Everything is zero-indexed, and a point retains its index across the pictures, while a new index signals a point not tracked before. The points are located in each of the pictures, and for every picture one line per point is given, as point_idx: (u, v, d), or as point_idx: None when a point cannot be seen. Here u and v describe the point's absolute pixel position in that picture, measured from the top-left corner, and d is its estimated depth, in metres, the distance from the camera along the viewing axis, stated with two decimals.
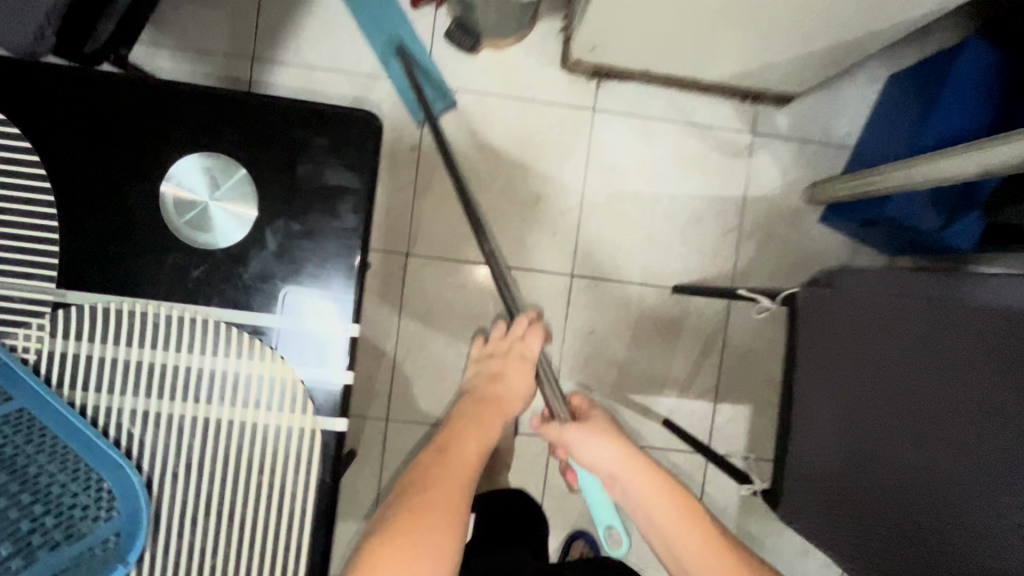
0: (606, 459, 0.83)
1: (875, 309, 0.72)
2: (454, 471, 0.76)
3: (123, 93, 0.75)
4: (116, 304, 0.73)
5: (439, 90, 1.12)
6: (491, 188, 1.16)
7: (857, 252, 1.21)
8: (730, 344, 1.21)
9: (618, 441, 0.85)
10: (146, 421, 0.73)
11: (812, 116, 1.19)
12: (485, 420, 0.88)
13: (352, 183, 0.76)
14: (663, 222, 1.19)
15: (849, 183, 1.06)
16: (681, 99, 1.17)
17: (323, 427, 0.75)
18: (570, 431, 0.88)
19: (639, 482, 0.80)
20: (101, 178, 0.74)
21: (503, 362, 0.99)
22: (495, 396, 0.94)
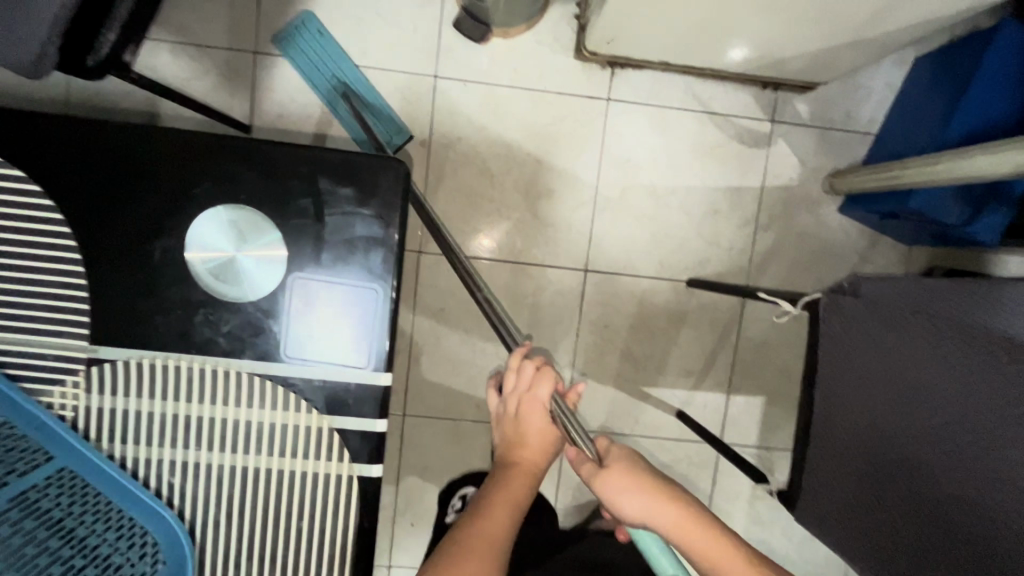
0: (642, 512, 0.65)
1: (895, 326, 0.73)
2: (487, 540, 0.63)
3: (144, 144, 0.73)
4: (149, 359, 0.74)
5: (392, 126, 1.08)
6: (504, 184, 1.13)
7: (875, 243, 1.19)
8: (744, 337, 1.20)
9: (656, 492, 0.66)
10: (176, 435, 0.74)
11: (833, 102, 1.15)
12: (506, 483, 0.70)
13: (376, 219, 0.75)
14: (679, 215, 1.17)
15: (873, 175, 1.04)
16: (700, 87, 1.14)
17: (361, 474, 0.76)
18: (608, 479, 0.67)
19: (692, 540, 0.64)
20: (125, 231, 0.73)
21: (516, 421, 0.74)
22: (518, 462, 0.72)
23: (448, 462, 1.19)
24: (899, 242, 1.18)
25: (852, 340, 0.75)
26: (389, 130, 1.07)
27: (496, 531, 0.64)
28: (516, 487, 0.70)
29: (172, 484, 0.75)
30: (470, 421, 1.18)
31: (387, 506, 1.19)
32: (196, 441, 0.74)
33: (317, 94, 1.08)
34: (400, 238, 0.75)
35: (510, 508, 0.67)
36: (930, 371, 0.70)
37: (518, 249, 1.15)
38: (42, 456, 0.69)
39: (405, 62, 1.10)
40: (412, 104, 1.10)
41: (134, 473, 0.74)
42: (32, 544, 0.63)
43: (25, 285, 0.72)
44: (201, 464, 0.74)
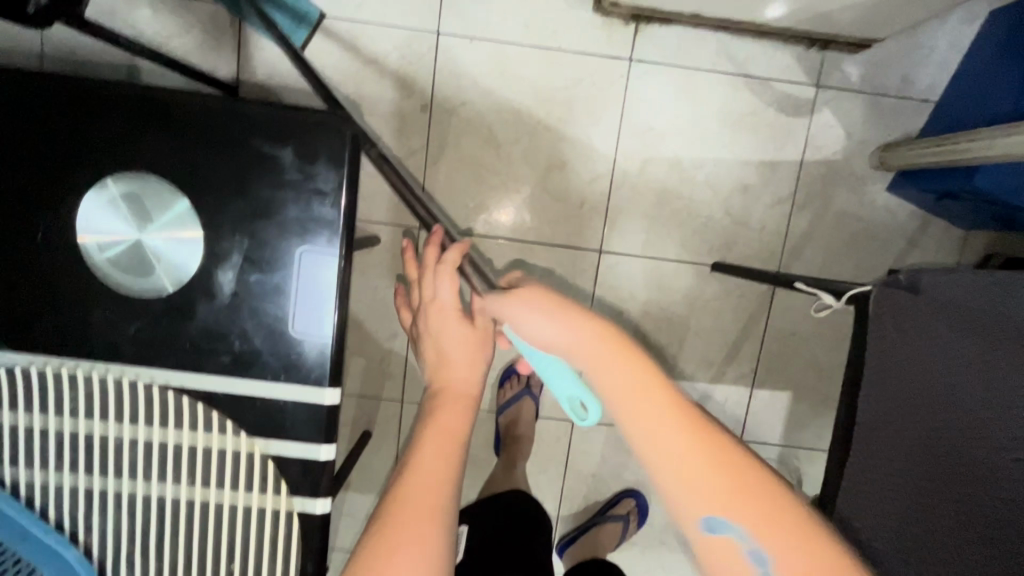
0: (546, 335, 0.54)
1: (956, 313, 0.63)
2: (416, 491, 0.55)
3: (26, 100, 0.59)
4: (44, 369, 0.62)
5: (295, 15, 0.96)
6: (511, 154, 1.03)
7: (927, 225, 1.06)
8: (772, 327, 1.10)
9: (567, 311, 0.54)
10: (104, 457, 0.63)
11: (889, 64, 1.01)
12: (439, 412, 0.63)
13: (315, 192, 0.62)
14: (704, 191, 1.05)
15: (932, 148, 0.91)
16: (734, 46, 1.00)
17: (302, 509, 0.65)
18: (507, 302, 0.58)
19: (610, 373, 0.50)
20: (8, 210, 0.60)
21: (424, 324, 0.71)
22: (441, 383, 0.66)
23: None
24: (955, 226, 1.05)
25: (911, 344, 0.64)
26: (290, 23, 0.96)
27: (428, 479, 0.56)
28: (450, 419, 0.62)
29: (99, 515, 0.64)
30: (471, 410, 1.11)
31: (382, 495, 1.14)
32: (111, 467, 0.63)
33: None
34: (343, 216, 0.62)
35: (447, 447, 0.59)
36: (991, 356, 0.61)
37: (525, 226, 1.05)
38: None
39: (404, 17, 0.99)
40: (411, 64, 1.00)
41: (28, 502, 0.64)
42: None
43: None
44: (113, 490, 0.64)
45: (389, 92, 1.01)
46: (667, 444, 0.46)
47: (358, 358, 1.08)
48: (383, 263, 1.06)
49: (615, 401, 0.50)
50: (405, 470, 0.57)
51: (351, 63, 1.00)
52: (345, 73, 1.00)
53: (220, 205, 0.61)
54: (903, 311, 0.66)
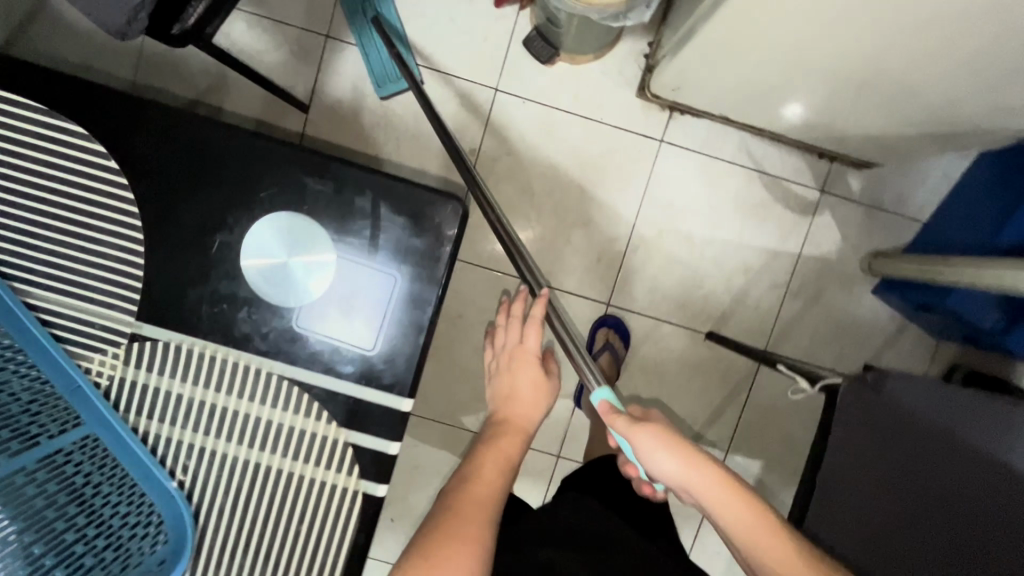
0: (671, 473, 0.62)
1: (910, 427, 0.71)
2: (477, 495, 0.71)
3: (219, 142, 0.79)
4: (187, 344, 0.79)
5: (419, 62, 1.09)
6: (543, 205, 1.14)
7: (904, 328, 1.17)
8: (753, 399, 1.19)
9: (707, 469, 0.60)
10: (206, 418, 0.78)
11: (888, 183, 1.14)
12: (500, 441, 0.82)
13: (421, 245, 0.80)
14: (710, 266, 1.16)
15: (911, 264, 1.03)
16: (754, 144, 1.13)
17: (367, 491, 0.80)
18: (635, 436, 0.65)
19: (737, 520, 0.57)
20: (189, 221, 0.79)
21: (508, 367, 0.92)
22: (509, 415, 0.87)
23: (440, 465, 1.20)
24: (929, 334, 1.16)
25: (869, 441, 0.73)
26: (389, 75, 1.08)
27: (489, 488, 0.73)
28: (509, 448, 0.81)
29: (199, 464, 0.79)
30: (468, 430, 1.20)
31: None
32: (218, 430, 0.79)
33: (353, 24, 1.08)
34: (445, 274, 0.80)
35: (502, 468, 0.78)
36: (931, 471, 0.68)
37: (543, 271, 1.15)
38: (70, 420, 0.75)
39: (467, 70, 1.11)
40: (468, 112, 1.12)
41: (150, 447, 0.79)
42: (52, 508, 0.69)
43: (97, 259, 0.78)
44: (220, 450, 0.79)
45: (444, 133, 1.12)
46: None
47: None
48: None
49: (743, 540, 0.57)
50: (472, 482, 0.74)
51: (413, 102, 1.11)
52: (408, 110, 1.12)
53: (348, 241, 0.79)
54: (867, 410, 0.75)
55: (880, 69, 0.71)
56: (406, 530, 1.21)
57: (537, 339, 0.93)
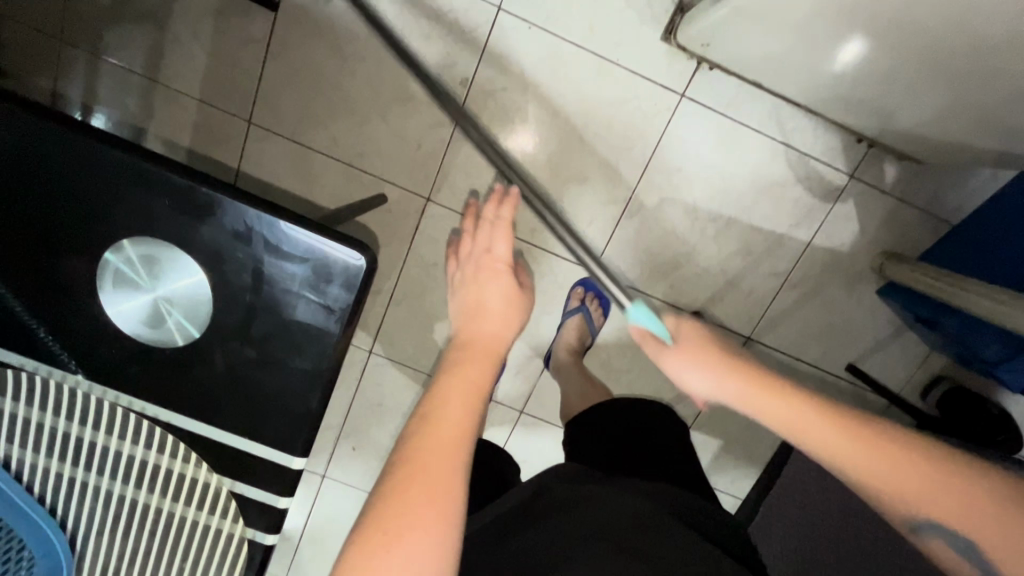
0: (698, 386, 0.61)
1: None
2: (438, 447, 0.54)
3: None
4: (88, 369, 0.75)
5: None
6: (537, 155, 1.01)
7: (900, 333, 1.11)
8: None
9: (695, 347, 0.63)
10: (76, 452, 0.66)
11: (924, 178, 1.02)
12: (465, 364, 0.63)
13: None
14: (711, 244, 1.07)
15: (919, 274, 0.95)
16: (787, 112, 0.98)
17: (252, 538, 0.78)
18: (645, 344, 0.67)
19: (776, 409, 0.55)
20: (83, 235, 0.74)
21: (472, 281, 0.74)
22: (472, 336, 0.67)
23: (403, 405, 1.20)
24: (924, 342, 1.10)
25: None
26: None
27: (451, 423, 0.56)
28: (476, 372, 0.63)
29: (73, 500, 0.66)
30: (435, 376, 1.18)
31: (333, 426, 1.22)
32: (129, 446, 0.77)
33: None
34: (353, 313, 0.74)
35: (471, 398, 0.60)
36: None
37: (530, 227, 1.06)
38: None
39: None
40: (464, 34, 0.95)
41: (27, 485, 0.65)
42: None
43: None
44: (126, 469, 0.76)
45: (433, 55, 0.96)
46: (818, 434, 0.53)
47: None
48: (383, 221, 1.07)
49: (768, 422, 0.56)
50: (432, 417, 0.57)
51: (402, 12, 0.94)
52: (395, 22, 0.95)
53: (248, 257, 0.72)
54: None
55: (981, 43, 0.59)
56: (366, 459, 1.25)
57: (507, 245, 0.77)
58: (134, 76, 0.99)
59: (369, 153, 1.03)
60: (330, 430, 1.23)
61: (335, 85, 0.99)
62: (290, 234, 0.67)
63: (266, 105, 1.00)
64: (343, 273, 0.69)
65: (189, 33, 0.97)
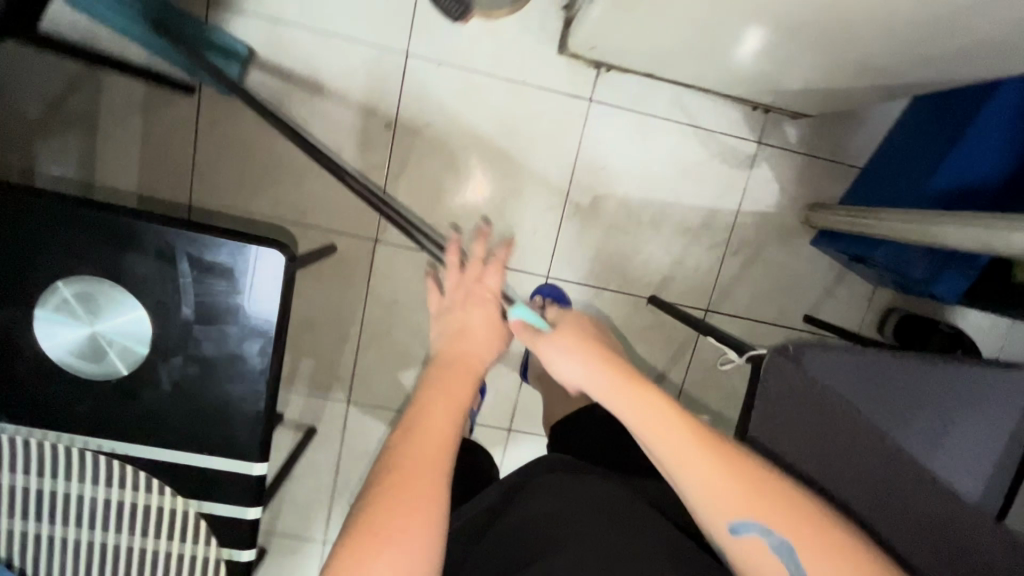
0: (572, 374, 0.62)
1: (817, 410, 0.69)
2: (425, 456, 0.56)
3: None
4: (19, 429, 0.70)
5: (224, 52, 0.95)
6: (470, 180, 1.07)
7: (843, 276, 1.17)
8: (698, 357, 1.19)
9: (591, 353, 0.62)
10: (52, 507, 0.71)
11: (824, 131, 1.11)
12: (448, 379, 0.64)
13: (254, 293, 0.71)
14: (649, 230, 1.12)
15: (841, 215, 1.02)
16: (688, 98, 1.07)
17: (231, 558, 0.76)
18: (539, 345, 0.67)
19: (654, 418, 0.56)
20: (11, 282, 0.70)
21: (461, 306, 0.75)
22: (458, 354, 0.69)
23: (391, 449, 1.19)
24: (866, 280, 1.16)
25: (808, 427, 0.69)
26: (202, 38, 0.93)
27: (438, 435, 0.58)
28: (457, 392, 0.63)
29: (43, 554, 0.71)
30: None
31: (325, 487, 1.20)
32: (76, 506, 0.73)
33: (113, 25, 0.89)
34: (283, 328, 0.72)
35: (454, 413, 0.61)
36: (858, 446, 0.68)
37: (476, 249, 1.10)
38: None
39: (375, 34, 1.00)
40: (379, 84, 1.02)
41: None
42: None
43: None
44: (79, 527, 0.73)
45: (353, 108, 1.03)
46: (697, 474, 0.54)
47: (309, 359, 1.13)
48: (336, 270, 1.10)
49: (658, 451, 0.56)
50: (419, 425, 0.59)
51: (317, 75, 1.01)
52: (313, 83, 1.01)
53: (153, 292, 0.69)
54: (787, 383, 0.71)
55: None
56: None
57: (499, 280, 0.79)
58: (68, 181, 1.02)
59: (311, 208, 1.06)
60: (322, 491, 1.20)
61: (266, 152, 1.04)
62: (212, 264, 0.70)
63: (203, 181, 1.04)
64: (265, 279, 0.71)
65: (116, 133, 1.01)
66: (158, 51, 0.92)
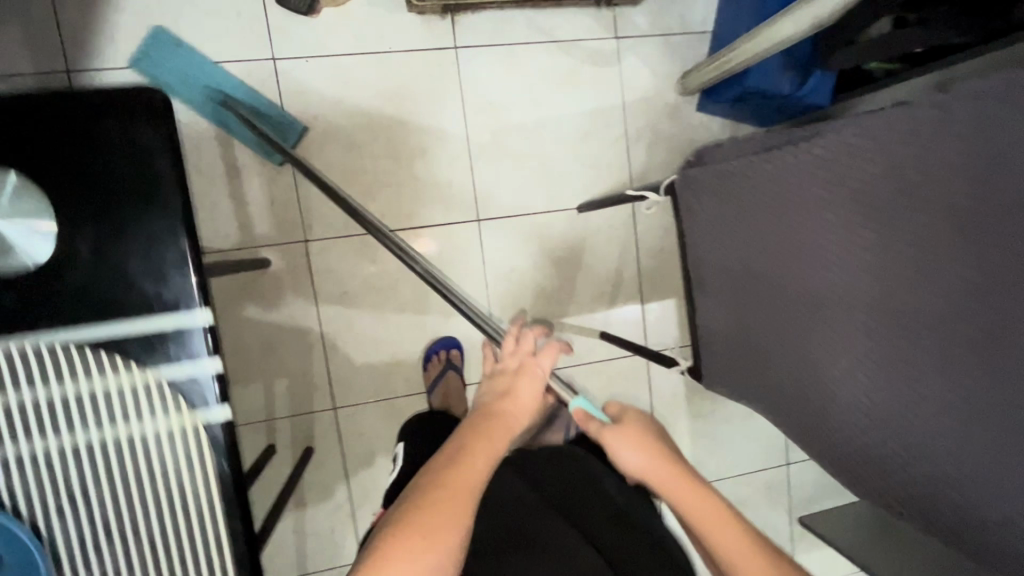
0: (637, 465, 0.68)
1: (784, 219, 0.69)
2: (462, 483, 0.59)
3: None
4: None
5: (281, 125, 1.05)
6: (375, 154, 1.11)
7: (736, 129, 1.27)
8: (642, 245, 1.26)
9: (660, 457, 0.67)
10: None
11: (667, 9, 1.21)
12: (489, 432, 0.64)
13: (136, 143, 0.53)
14: (553, 146, 1.19)
15: (704, 70, 1.11)
16: (541, 18, 1.16)
17: (207, 422, 0.57)
18: (607, 437, 0.71)
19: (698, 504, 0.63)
20: None
21: (513, 376, 0.71)
22: (501, 411, 0.67)
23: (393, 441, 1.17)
24: (757, 126, 1.26)
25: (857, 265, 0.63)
26: (266, 114, 1.04)
27: (477, 473, 0.60)
28: (494, 443, 0.64)
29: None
30: (407, 396, 1.17)
31: (342, 504, 1.17)
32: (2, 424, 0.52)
33: (196, 110, 1.03)
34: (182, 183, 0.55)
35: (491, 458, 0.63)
36: (754, 297, 0.75)
37: (403, 216, 1.13)
38: None
39: (236, 50, 1.04)
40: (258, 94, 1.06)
41: None
42: None
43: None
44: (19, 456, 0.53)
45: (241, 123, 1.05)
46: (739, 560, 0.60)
47: (281, 379, 1.12)
48: (278, 283, 1.10)
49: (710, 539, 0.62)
50: (464, 456, 0.61)
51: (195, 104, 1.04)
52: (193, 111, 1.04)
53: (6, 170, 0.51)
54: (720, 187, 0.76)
55: None
56: None
57: (553, 362, 0.74)
58: None
59: (233, 232, 1.07)
60: (341, 507, 1.17)
61: None
62: (100, 132, 0.53)
63: None
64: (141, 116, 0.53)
65: None
66: (222, 127, 1.05)
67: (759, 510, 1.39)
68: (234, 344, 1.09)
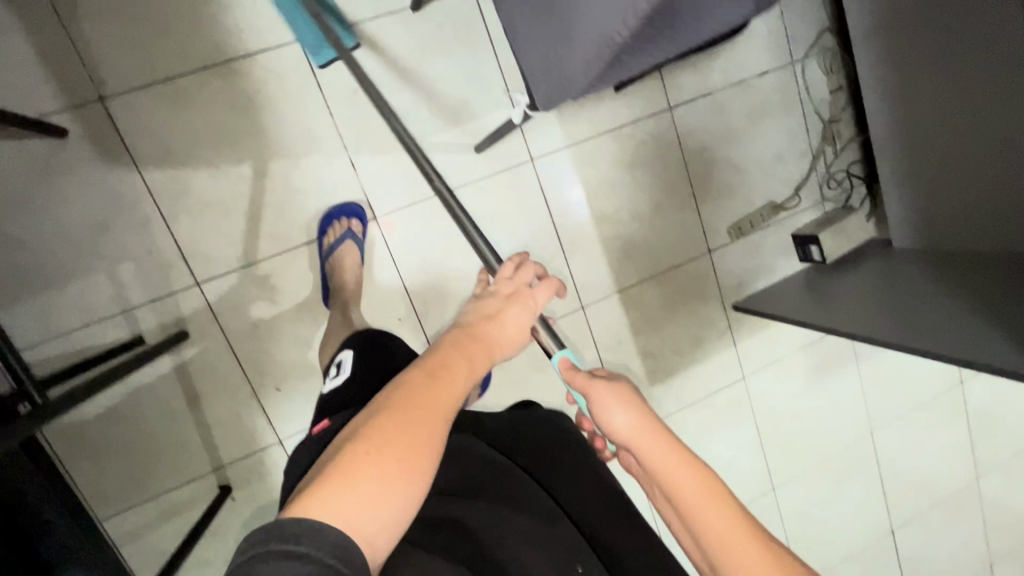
0: (627, 428, 0.59)
1: None
2: (429, 404, 0.51)
3: None
4: None
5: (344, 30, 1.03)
6: None
7: None
8: (497, 38, 1.12)
9: (650, 419, 0.59)
10: None
11: None
12: (467, 349, 0.59)
13: None
14: None
15: None
16: None
17: None
18: (595, 389, 0.62)
19: (678, 476, 0.55)
20: None
21: (501, 302, 0.66)
22: (482, 333, 0.62)
23: (277, 309, 1.08)
24: None
25: None
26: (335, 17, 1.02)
27: (447, 392, 0.54)
28: (465, 365, 0.57)
29: None
30: (277, 257, 1.07)
31: (241, 387, 1.08)
32: None
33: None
34: None
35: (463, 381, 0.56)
36: None
37: (209, 49, 0.98)
38: None
39: None
40: None
41: None
42: None
43: None
44: None
45: None
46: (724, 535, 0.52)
47: (126, 264, 1.00)
48: (86, 156, 0.96)
49: (692, 510, 0.54)
50: (436, 373, 0.54)
51: None
52: None
53: None
54: None
55: None
56: (302, 389, 1.11)
57: (548, 300, 0.70)
58: None
59: (9, 103, 0.92)
60: (241, 390, 1.08)
61: None
62: None
63: None
64: None
65: None
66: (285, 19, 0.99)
67: (691, 305, 1.34)
68: (57, 235, 0.97)
